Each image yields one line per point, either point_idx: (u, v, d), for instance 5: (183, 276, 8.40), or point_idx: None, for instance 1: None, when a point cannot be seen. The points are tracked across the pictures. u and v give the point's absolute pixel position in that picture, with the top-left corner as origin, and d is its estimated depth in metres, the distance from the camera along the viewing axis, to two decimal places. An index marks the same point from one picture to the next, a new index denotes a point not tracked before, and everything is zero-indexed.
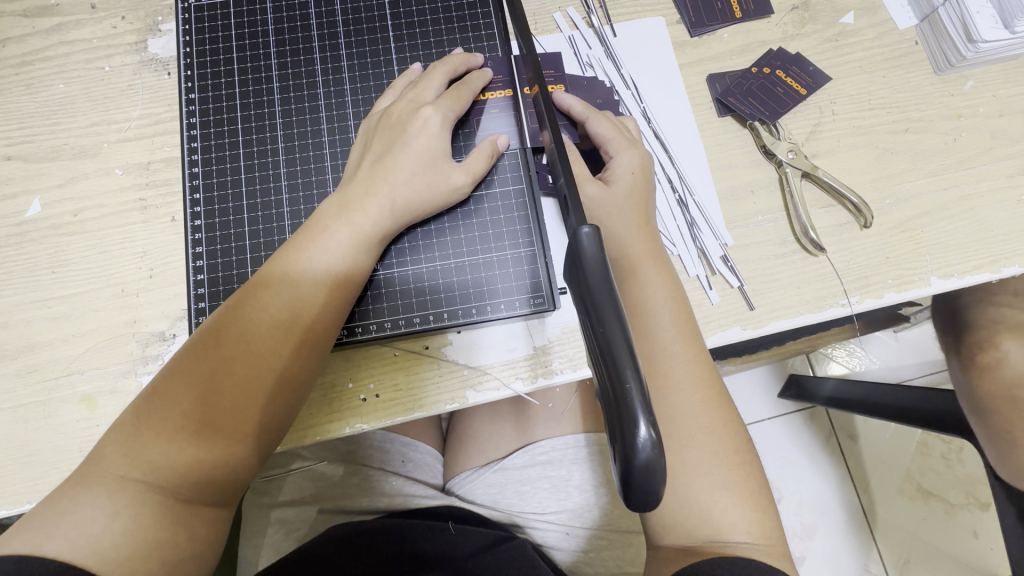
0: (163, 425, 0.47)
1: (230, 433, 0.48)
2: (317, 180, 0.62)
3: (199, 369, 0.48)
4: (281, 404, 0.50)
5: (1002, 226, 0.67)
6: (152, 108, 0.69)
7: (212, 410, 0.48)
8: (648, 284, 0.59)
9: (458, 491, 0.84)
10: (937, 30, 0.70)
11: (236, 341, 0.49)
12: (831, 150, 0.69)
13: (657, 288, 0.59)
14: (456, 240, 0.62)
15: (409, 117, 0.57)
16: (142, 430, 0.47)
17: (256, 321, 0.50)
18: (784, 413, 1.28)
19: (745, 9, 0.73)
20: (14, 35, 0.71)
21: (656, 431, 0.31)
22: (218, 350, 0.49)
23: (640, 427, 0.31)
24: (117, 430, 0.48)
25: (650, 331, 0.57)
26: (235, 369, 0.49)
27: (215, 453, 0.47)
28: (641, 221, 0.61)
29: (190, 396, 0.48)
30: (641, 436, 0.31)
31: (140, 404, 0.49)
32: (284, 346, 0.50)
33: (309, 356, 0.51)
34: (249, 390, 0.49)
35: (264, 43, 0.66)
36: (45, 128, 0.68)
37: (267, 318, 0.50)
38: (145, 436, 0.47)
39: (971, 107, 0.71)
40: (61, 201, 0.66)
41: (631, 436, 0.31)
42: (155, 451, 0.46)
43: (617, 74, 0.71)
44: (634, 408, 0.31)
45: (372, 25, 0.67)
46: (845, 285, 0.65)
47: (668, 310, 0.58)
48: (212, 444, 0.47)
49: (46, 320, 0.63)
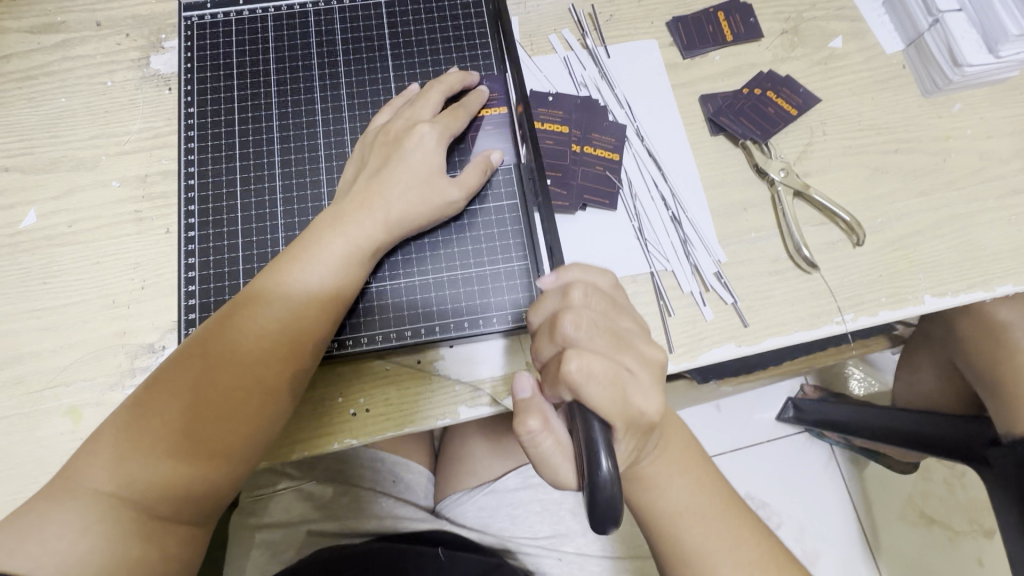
0: (141, 439, 0.46)
1: (214, 447, 0.47)
2: (312, 194, 0.63)
3: (184, 381, 0.48)
4: (266, 420, 0.49)
5: (995, 245, 0.67)
6: (151, 122, 0.70)
7: (195, 424, 0.47)
8: (666, 472, 0.54)
9: (449, 514, 0.81)
10: (924, 55, 0.72)
11: (223, 353, 0.49)
12: (823, 169, 0.70)
13: (674, 477, 0.54)
14: (449, 253, 0.62)
15: (406, 132, 0.58)
16: (120, 442, 0.46)
17: (244, 333, 0.49)
18: (783, 435, 1.27)
19: (736, 32, 0.74)
20: (19, 51, 0.72)
21: (614, 461, 0.38)
22: (205, 361, 0.48)
23: (600, 455, 0.37)
24: (94, 440, 0.47)
25: (670, 509, 0.54)
26: (221, 381, 0.48)
27: (195, 468, 0.46)
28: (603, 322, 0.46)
29: (174, 408, 0.47)
30: (603, 466, 0.37)
31: (121, 415, 0.47)
32: (271, 359, 0.49)
33: (296, 371, 0.51)
34: (232, 404, 0.48)
35: (264, 59, 0.67)
36: (44, 140, 0.69)
37: (257, 331, 0.50)
38: (122, 448, 0.46)
39: (960, 129, 0.72)
40: (56, 212, 0.67)
41: (594, 466, 0.37)
42: (132, 463, 0.45)
43: (611, 94, 0.72)
44: (599, 445, 0.38)
45: (371, 44, 0.68)
46: (839, 302, 0.65)
47: (681, 481, 0.54)
48: (193, 458, 0.46)
49: (34, 331, 0.63)
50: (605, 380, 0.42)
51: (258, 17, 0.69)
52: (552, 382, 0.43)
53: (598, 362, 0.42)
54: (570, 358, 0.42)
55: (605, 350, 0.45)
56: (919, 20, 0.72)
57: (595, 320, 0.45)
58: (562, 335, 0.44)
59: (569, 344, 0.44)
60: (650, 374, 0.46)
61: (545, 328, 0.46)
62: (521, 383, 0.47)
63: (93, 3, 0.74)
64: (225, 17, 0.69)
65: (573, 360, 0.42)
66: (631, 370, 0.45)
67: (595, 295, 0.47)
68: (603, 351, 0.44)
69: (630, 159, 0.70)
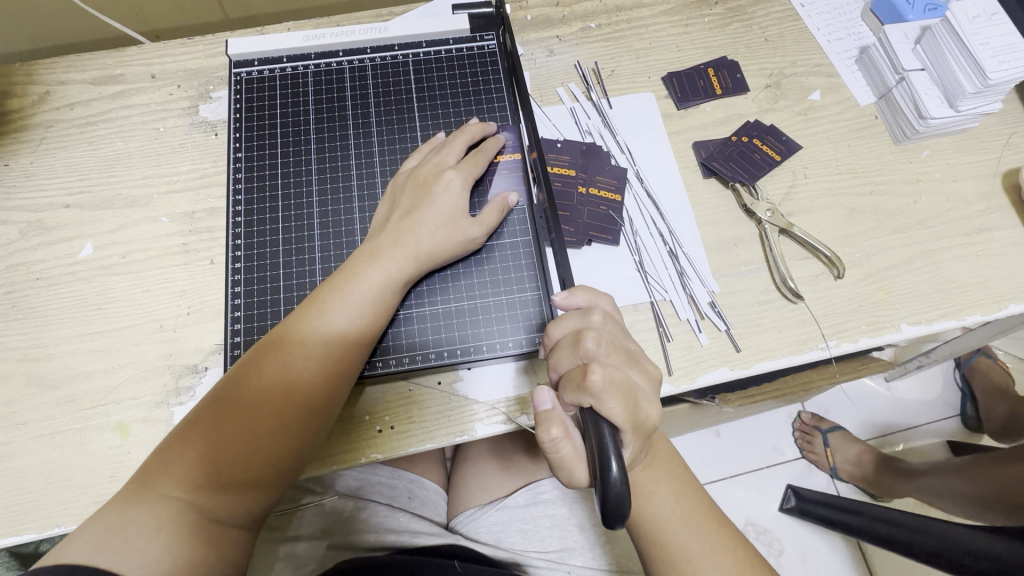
0: (184, 463, 0.51)
1: (268, 457, 0.53)
2: (347, 230, 0.70)
3: (222, 412, 0.53)
4: (293, 447, 0.54)
5: (963, 278, 0.74)
6: (199, 164, 0.78)
7: (230, 451, 0.52)
8: (653, 482, 0.59)
9: (463, 530, 0.86)
10: (893, 108, 0.81)
11: (259, 386, 0.54)
12: (805, 209, 0.77)
13: (660, 487, 0.59)
14: (469, 283, 0.68)
15: (433, 179, 0.65)
16: (165, 466, 0.51)
17: (277, 368, 0.55)
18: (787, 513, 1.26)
19: (725, 86, 0.83)
20: (81, 100, 0.81)
21: (622, 466, 0.43)
22: (242, 395, 0.54)
23: (611, 461, 0.42)
24: (161, 451, 0.52)
25: (656, 517, 0.58)
26: (255, 413, 0.53)
27: (234, 489, 0.52)
28: (617, 345, 0.52)
29: (212, 435, 0.52)
30: (613, 471, 0.42)
31: (167, 443, 0.53)
32: (301, 391, 0.55)
33: (322, 403, 0.56)
34: (264, 433, 0.53)
35: (304, 110, 0.75)
36: (102, 179, 0.77)
37: (289, 366, 0.55)
38: (167, 471, 0.51)
39: (928, 173, 0.79)
40: (111, 244, 0.73)
41: (605, 470, 0.42)
42: (177, 483, 0.50)
43: (614, 140, 0.80)
44: (609, 450, 0.43)
45: (399, 97, 0.76)
46: (823, 330, 0.71)
47: (667, 492, 0.59)
48: (230, 480, 0.51)
49: (88, 353, 0.69)
50: (622, 390, 0.48)
51: (299, 72, 0.77)
52: (573, 391, 0.49)
53: (616, 374, 0.48)
54: (593, 369, 0.48)
55: (620, 365, 0.51)
56: (887, 76, 0.80)
57: (611, 341, 0.52)
58: (584, 350, 0.51)
59: (590, 358, 0.51)
60: (653, 388, 0.52)
61: (567, 343, 0.52)
62: (541, 396, 0.50)
63: (149, 57, 0.83)
64: (269, 73, 0.77)
65: (596, 371, 0.48)
66: (640, 385, 0.51)
67: (610, 318, 0.54)
68: (618, 366, 0.51)
69: (630, 199, 0.78)
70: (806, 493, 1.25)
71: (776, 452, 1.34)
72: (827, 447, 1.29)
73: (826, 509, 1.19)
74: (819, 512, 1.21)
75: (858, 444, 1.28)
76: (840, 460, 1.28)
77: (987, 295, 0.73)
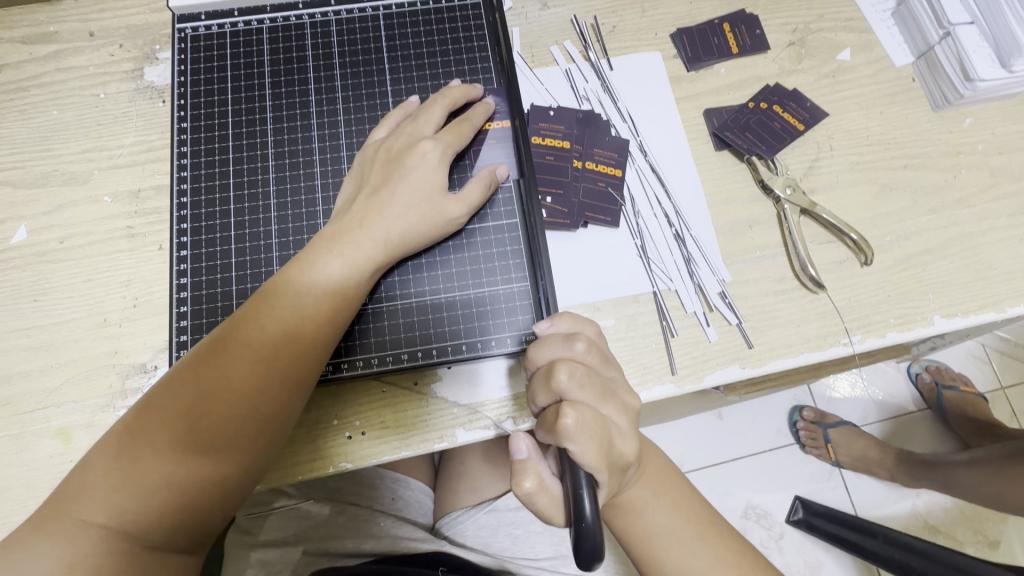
0: (133, 468, 0.45)
1: (231, 460, 0.47)
2: (308, 212, 0.61)
3: (175, 408, 0.46)
4: (258, 446, 0.48)
5: (1005, 264, 0.66)
6: (145, 135, 0.69)
7: (189, 452, 0.46)
8: (644, 496, 0.53)
9: (449, 533, 0.81)
10: (934, 69, 0.70)
11: (216, 379, 0.47)
12: (830, 186, 0.69)
13: (652, 499, 0.53)
14: (446, 273, 0.60)
15: (407, 151, 0.57)
16: (111, 471, 0.45)
17: (238, 358, 0.48)
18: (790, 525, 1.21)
19: (742, 44, 0.73)
20: (10, 62, 0.71)
21: (595, 505, 0.40)
22: (196, 387, 0.47)
23: (584, 500, 0.40)
24: (104, 454, 0.46)
25: (651, 533, 0.52)
26: (212, 409, 0.47)
27: (186, 498, 0.46)
28: (599, 390, 0.45)
29: (165, 435, 0.46)
30: (585, 511, 0.40)
31: (111, 442, 0.46)
32: (265, 384, 0.48)
33: (291, 395, 0.50)
34: (225, 433, 0.47)
35: (259, 73, 0.66)
36: (35, 154, 0.68)
37: (250, 355, 0.48)
38: (114, 479, 0.44)
39: (970, 144, 0.70)
40: (47, 228, 0.65)
41: (578, 510, 0.40)
42: (124, 494, 0.44)
43: (614, 107, 0.71)
44: (581, 489, 0.41)
45: (368, 57, 0.67)
46: (846, 323, 0.63)
47: (659, 503, 0.53)
48: (185, 485, 0.45)
49: (24, 351, 0.61)
50: (598, 434, 0.43)
51: (253, 29, 0.67)
52: (547, 434, 0.44)
53: (592, 416, 0.43)
54: (567, 412, 0.42)
55: (596, 400, 0.45)
56: (929, 33, 0.70)
57: (590, 373, 0.46)
58: (558, 388, 0.44)
59: (563, 394, 0.44)
60: (631, 424, 0.47)
61: (541, 375, 0.46)
62: (517, 444, 0.45)
63: (86, 11, 0.73)
64: (219, 28, 0.67)
65: (568, 414, 0.42)
66: (616, 422, 0.46)
67: (594, 347, 0.48)
68: (595, 400, 0.45)
69: (632, 174, 0.69)
70: (811, 504, 1.19)
71: (780, 436, 1.28)
72: (830, 442, 1.21)
73: (835, 526, 1.15)
74: (828, 527, 1.16)
75: (862, 441, 1.20)
76: (840, 455, 1.22)
77: None
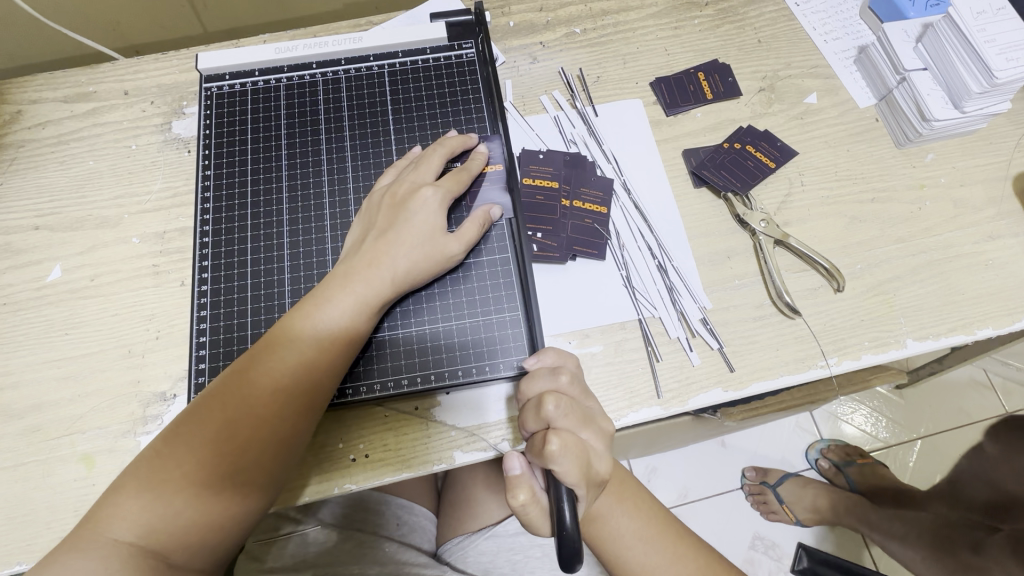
0: (162, 491, 0.49)
1: (250, 482, 0.51)
2: (317, 250, 0.67)
3: (200, 434, 0.50)
4: (275, 468, 0.53)
5: (972, 289, 0.70)
6: (171, 182, 0.76)
7: (212, 475, 0.50)
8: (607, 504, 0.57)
9: (449, 559, 0.84)
10: (894, 109, 0.77)
11: (237, 406, 0.52)
12: (803, 219, 0.73)
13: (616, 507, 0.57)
14: (445, 304, 0.65)
15: (409, 196, 0.62)
16: (142, 493, 0.49)
17: (258, 387, 0.52)
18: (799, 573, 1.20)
19: (716, 90, 0.79)
20: (53, 118, 0.79)
21: (575, 513, 0.45)
22: (219, 415, 0.51)
23: (565, 508, 0.44)
24: (134, 477, 0.50)
25: (617, 538, 0.56)
26: (234, 435, 0.51)
27: (212, 516, 0.50)
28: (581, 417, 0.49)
29: (190, 460, 0.50)
30: (566, 516, 0.44)
31: (141, 466, 0.50)
32: (282, 411, 0.53)
33: (305, 421, 0.54)
34: (246, 456, 0.51)
35: (275, 126, 0.73)
36: (71, 200, 0.75)
37: (269, 385, 0.53)
38: (144, 501, 0.48)
39: (934, 178, 0.75)
40: (80, 267, 0.71)
41: (560, 516, 0.44)
42: (154, 514, 0.48)
43: (599, 150, 0.77)
44: (562, 496, 0.45)
45: (374, 110, 0.74)
46: (823, 346, 0.67)
47: (621, 511, 0.57)
48: (210, 505, 0.50)
49: (55, 380, 0.66)
50: (581, 456, 0.47)
51: (271, 86, 0.75)
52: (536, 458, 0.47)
53: (576, 440, 0.47)
54: (553, 438, 0.46)
55: (579, 426, 0.49)
56: (887, 77, 0.76)
57: (573, 402, 0.50)
58: (544, 414, 0.48)
59: (549, 422, 0.48)
60: (609, 447, 0.51)
61: (531, 405, 0.50)
62: (510, 461, 0.49)
63: (123, 73, 0.81)
64: (241, 86, 0.75)
65: (554, 439, 0.46)
66: (596, 446, 0.50)
67: (576, 378, 0.52)
68: (578, 426, 0.49)
69: (617, 211, 0.74)
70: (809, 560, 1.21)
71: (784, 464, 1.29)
72: (783, 502, 1.21)
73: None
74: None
75: (808, 489, 1.21)
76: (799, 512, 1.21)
77: (999, 307, 0.69)
